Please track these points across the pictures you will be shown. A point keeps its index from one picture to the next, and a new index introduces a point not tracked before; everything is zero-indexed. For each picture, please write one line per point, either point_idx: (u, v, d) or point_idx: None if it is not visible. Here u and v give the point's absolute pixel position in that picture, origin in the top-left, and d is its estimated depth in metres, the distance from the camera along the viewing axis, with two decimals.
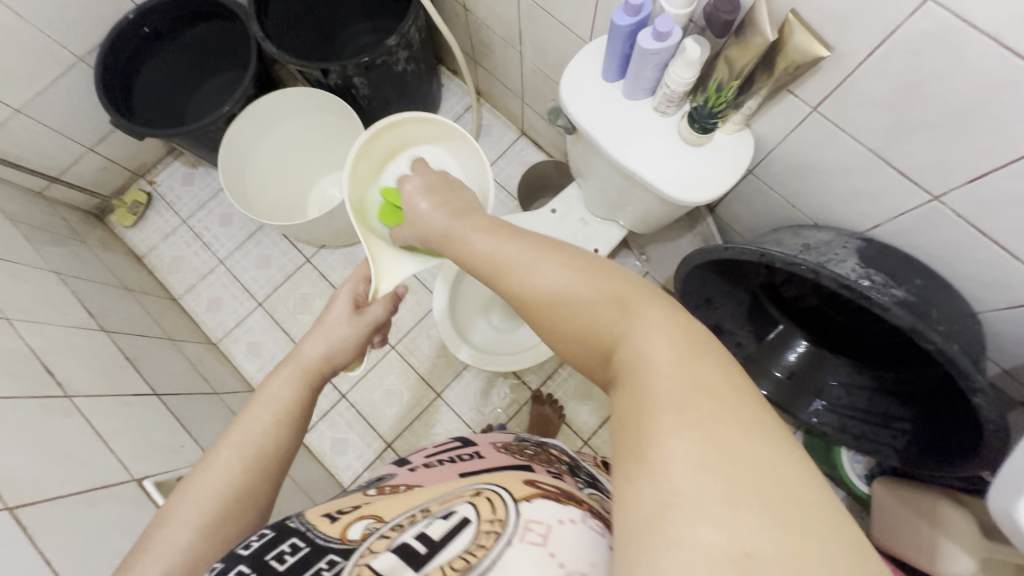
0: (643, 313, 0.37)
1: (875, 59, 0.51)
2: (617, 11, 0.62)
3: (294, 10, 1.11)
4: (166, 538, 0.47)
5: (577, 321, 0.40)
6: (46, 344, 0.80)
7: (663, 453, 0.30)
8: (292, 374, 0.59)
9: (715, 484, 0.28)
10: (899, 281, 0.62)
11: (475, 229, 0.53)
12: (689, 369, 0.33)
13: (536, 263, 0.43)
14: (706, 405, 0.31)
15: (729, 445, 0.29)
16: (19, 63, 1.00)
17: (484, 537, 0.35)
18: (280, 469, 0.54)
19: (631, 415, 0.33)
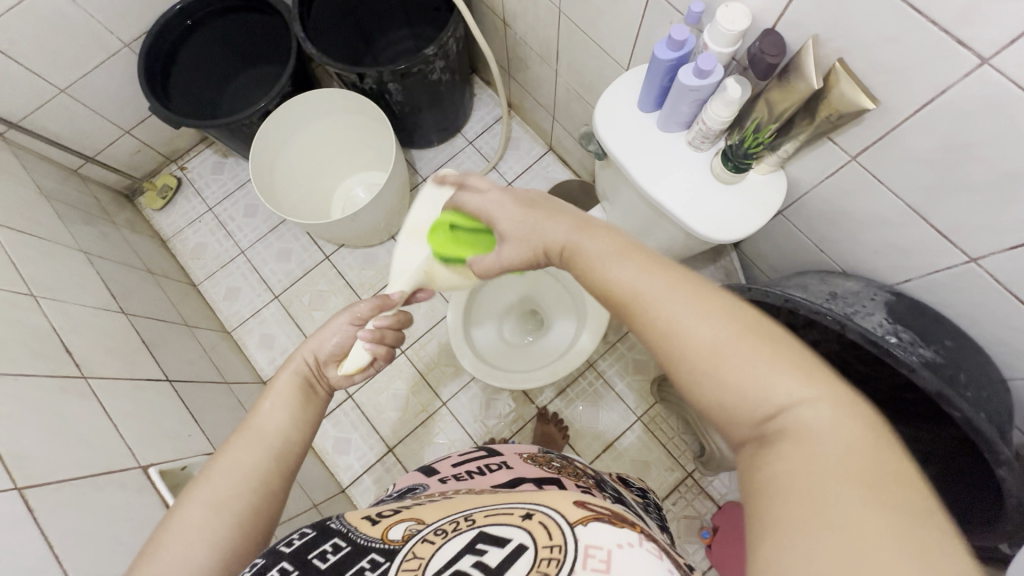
0: (797, 371, 0.34)
1: (922, 116, 0.50)
2: (659, 44, 0.61)
3: (336, 12, 1.13)
4: (181, 519, 0.45)
5: (733, 372, 0.35)
6: (67, 323, 0.81)
7: (837, 509, 0.28)
8: (293, 370, 0.59)
9: (890, 553, 0.26)
10: (928, 340, 0.60)
11: (602, 245, 0.45)
12: (865, 445, 0.31)
13: (693, 302, 0.38)
14: (890, 485, 0.29)
15: (909, 523, 0.27)
16: (68, 46, 1.03)
17: (544, 564, 0.34)
18: (291, 454, 0.53)
19: (789, 471, 0.31)
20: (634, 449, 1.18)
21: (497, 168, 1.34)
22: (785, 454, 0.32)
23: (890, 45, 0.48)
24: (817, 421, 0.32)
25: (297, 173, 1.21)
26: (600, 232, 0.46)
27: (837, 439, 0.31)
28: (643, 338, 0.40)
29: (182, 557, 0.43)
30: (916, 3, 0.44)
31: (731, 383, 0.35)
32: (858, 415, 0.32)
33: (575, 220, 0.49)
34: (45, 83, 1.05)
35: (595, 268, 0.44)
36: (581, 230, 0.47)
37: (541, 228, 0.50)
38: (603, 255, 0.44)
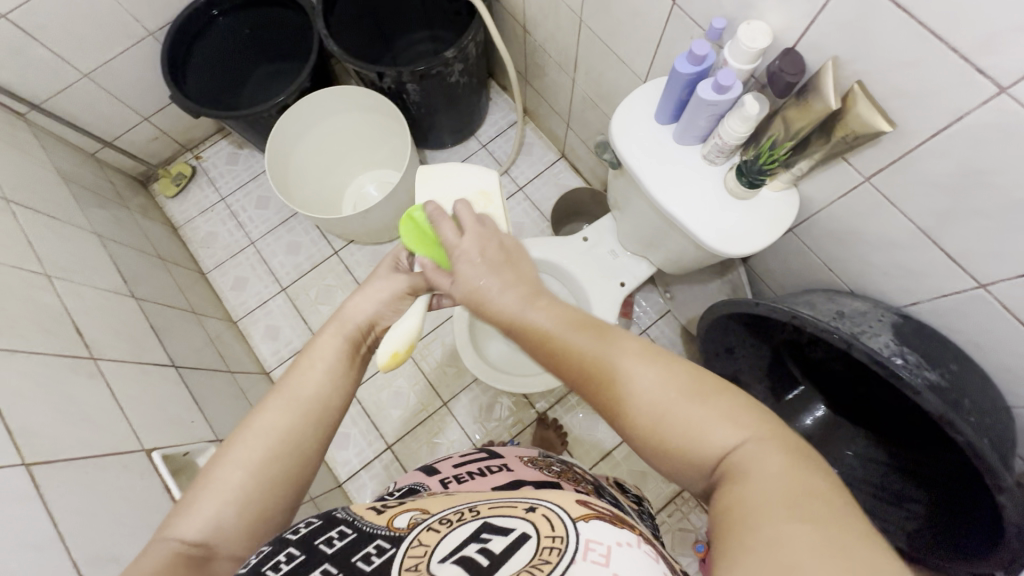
0: (731, 418, 0.38)
1: (938, 141, 0.51)
2: (680, 59, 0.62)
3: (358, 12, 1.14)
4: (217, 477, 0.47)
5: (676, 427, 0.39)
6: (79, 305, 0.82)
7: (770, 526, 0.31)
8: (339, 329, 0.56)
9: (821, 561, 0.29)
10: (933, 363, 0.61)
11: (554, 312, 0.48)
12: (794, 469, 0.35)
13: (641, 365, 0.42)
14: (813, 502, 0.32)
15: (836, 536, 0.30)
16: (94, 32, 1.04)
17: (546, 552, 0.34)
18: (329, 420, 0.52)
19: (732, 503, 0.34)
20: (632, 459, 1.18)
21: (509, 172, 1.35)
22: (731, 490, 0.35)
23: (909, 69, 0.48)
24: (753, 457, 0.36)
25: (311, 167, 1.22)
26: (551, 305, 0.49)
27: (770, 470, 0.35)
28: (603, 411, 0.44)
29: (213, 517, 0.45)
30: (938, 30, 0.44)
31: (676, 438, 0.39)
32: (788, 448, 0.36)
33: (527, 287, 0.51)
34: (68, 67, 1.07)
35: (520, 318, 0.49)
36: (533, 302, 0.49)
37: (488, 291, 0.51)
38: (550, 326, 0.47)
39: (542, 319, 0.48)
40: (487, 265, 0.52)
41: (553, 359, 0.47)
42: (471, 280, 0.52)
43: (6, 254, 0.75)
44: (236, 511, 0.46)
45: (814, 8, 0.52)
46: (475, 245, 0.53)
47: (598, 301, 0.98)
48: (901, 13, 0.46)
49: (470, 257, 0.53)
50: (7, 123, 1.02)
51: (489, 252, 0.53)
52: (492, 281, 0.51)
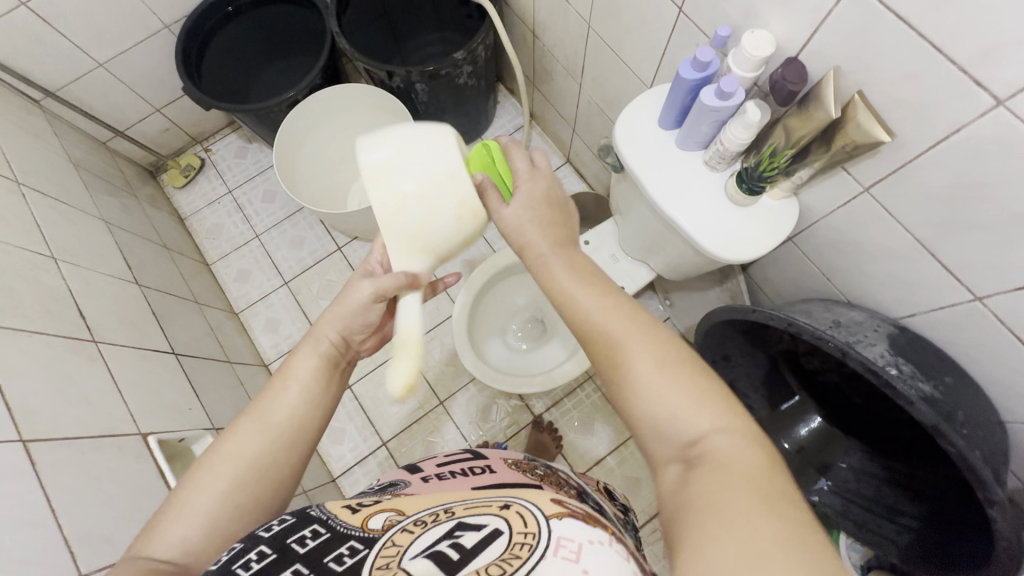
0: (716, 404, 0.41)
1: (935, 152, 0.51)
2: (684, 65, 0.63)
3: (370, 12, 1.16)
4: (185, 502, 0.48)
5: (664, 407, 0.42)
6: (84, 289, 0.83)
7: (739, 512, 0.33)
8: (313, 351, 0.59)
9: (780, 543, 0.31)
10: (928, 376, 0.61)
11: (580, 274, 0.54)
12: (763, 464, 0.37)
13: (643, 345, 0.46)
14: (779, 494, 0.34)
15: (796, 525, 0.32)
16: (111, 22, 1.06)
17: (516, 548, 0.35)
18: (298, 440, 0.54)
19: (703, 487, 0.36)
20: (626, 465, 1.17)
21: None
22: (702, 473, 0.37)
23: (909, 80, 0.49)
24: (727, 443, 0.38)
25: (320, 163, 1.24)
26: (574, 258, 0.56)
27: (741, 458, 0.37)
28: (601, 371, 0.48)
29: (180, 541, 0.46)
30: (938, 41, 0.45)
31: (660, 412, 0.43)
32: (762, 447, 0.39)
33: (558, 239, 0.58)
34: (83, 56, 1.08)
35: (545, 260, 0.56)
36: (561, 249, 0.57)
37: (528, 230, 0.57)
38: (571, 284, 0.53)
39: (564, 275, 0.54)
40: (529, 214, 0.58)
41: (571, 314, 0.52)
42: (517, 223, 0.58)
43: (14, 235, 0.76)
44: (203, 530, 0.47)
45: (817, 18, 0.53)
46: (527, 187, 0.58)
47: None
48: (902, 24, 0.46)
49: (519, 213, 0.58)
50: (22, 109, 1.04)
51: (534, 206, 0.58)
52: (536, 232, 0.57)
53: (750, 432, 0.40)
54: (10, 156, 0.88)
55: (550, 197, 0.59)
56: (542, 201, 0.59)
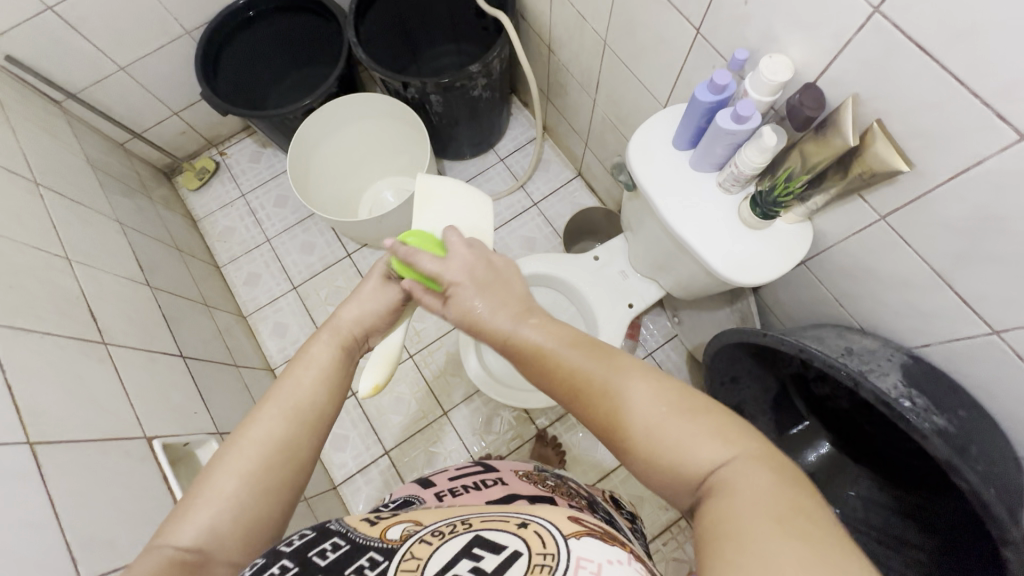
0: (721, 434, 0.41)
1: (955, 184, 0.50)
2: (700, 87, 0.63)
3: (388, 20, 1.17)
4: (213, 485, 0.47)
5: (668, 444, 0.42)
6: (96, 290, 0.84)
7: (758, 544, 0.33)
8: (330, 337, 0.59)
9: (805, 574, 0.31)
10: (942, 409, 0.59)
11: (554, 334, 0.50)
12: (779, 485, 0.37)
13: (638, 392, 0.44)
14: (796, 517, 0.34)
15: (817, 552, 0.32)
16: (134, 27, 1.08)
17: (538, 570, 0.35)
18: (322, 426, 0.54)
19: (719, 519, 0.36)
20: (629, 483, 1.16)
21: (526, 187, 1.37)
22: (714, 506, 0.37)
23: (930, 111, 0.48)
24: (738, 473, 0.38)
25: (333, 171, 1.25)
26: (544, 325, 0.51)
27: (752, 485, 0.37)
28: (597, 431, 0.46)
29: (210, 526, 0.46)
30: (960, 74, 0.45)
31: (666, 459, 0.42)
32: (769, 463, 0.38)
33: (519, 306, 0.53)
34: (105, 59, 1.10)
35: (511, 334, 0.51)
36: (523, 320, 0.52)
37: (482, 313, 0.52)
38: (547, 346, 0.49)
39: (539, 337, 0.50)
40: (474, 287, 0.53)
41: (553, 379, 0.49)
42: (466, 305, 0.53)
43: (30, 235, 0.77)
44: (231, 518, 0.46)
45: (837, 45, 0.52)
46: (463, 270, 0.54)
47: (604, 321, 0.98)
48: (924, 55, 0.46)
49: (460, 280, 0.54)
50: (43, 110, 1.06)
51: (476, 272, 0.54)
52: (484, 303, 0.52)
53: (757, 453, 0.39)
54: (30, 156, 0.89)
55: (488, 262, 0.55)
56: (484, 260, 0.55)
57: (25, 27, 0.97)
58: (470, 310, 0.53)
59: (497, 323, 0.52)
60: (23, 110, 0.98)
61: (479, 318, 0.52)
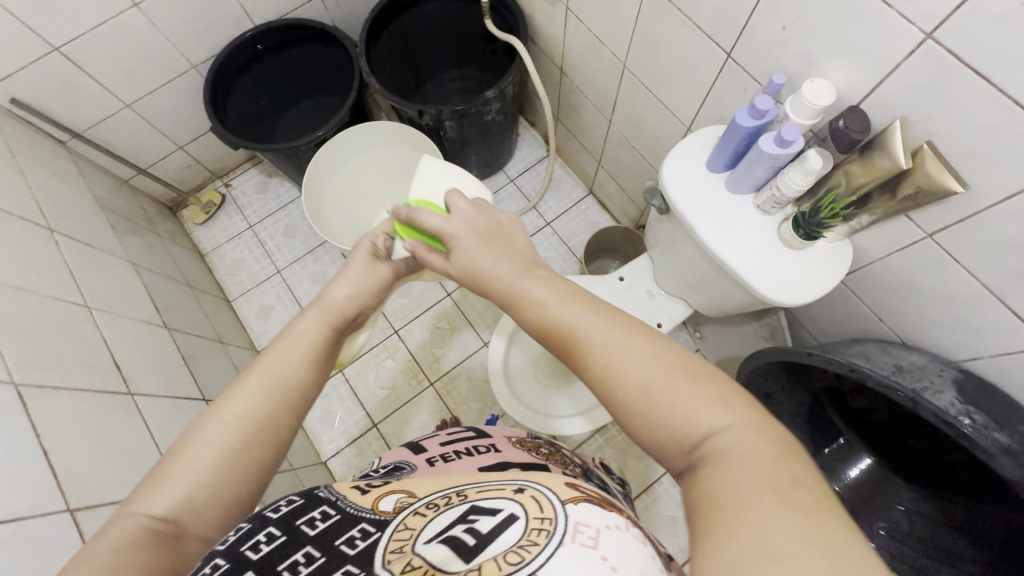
0: (719, 399, 0.38)
1: (1011, 203, 0.51)
2: (739, 112, 0.63)
3: (396, 50, 1.18)
4: (189, 456, 0.45)
5: (664, 404, 0.39)
6: (118, 337, 0.81)
7: (753, 511, 0.31)
8: (319, 313, 0.57)
9: (800, 546, 0.28)
10: (1002, 425, 0.59)
11: (551, 290, 0.48)
12: (777, 458, 0.34)
13: (635, 351, 0.41)
14: (797, 492, 0.32)
15: (816, 524, 0.30)
16: (140, 63, 1.06)
17: (534, 534, 0.33)
18: (304, 404, 0.52)
19: (717, 490, 0.34)
20: (661, 503, 1.14)
21: (538, 207, 1.36)
22: (709, 476, 0.35)
23: (987, 133, 0.49)
24: (737, 441, 0.35)
25: (344, 199, 1.23)
26: (543, 277, 0.50)
27: (752, 455, 0.34)
28: (590, 381, 0.43)
29: (185, 497, 0.43)
30: (1019, 97, 0.45)
31: (661, 419, 0.39)
32: (771, 436, 0.36)
33: (522, 260, 0.52)
34: (110, 97, 1.08)
35: (513, 286, 0.49)
36: (525, 274, 0.50)
37: (482, 263, 0.52)
38: (547, 296, 0.47)
39: (538, 291, 0.48)
40: (479, 239, 0.53)
41: (552, 331, 0.46)
42: (470, 255, 0.53)
43: (50, 286, 0.74)
44: (207, 492, 0.44)
45: (883, 70, 0.53)
46: (466, 225, 0.54)
47: None
48: (980, 79, 0.47)
49: (462, 235, 0.54)
50: (49, 151, 1.03)
51: (478, 227, 0.54)
52: (490, 257, 0.52)
53: (761, 423, 0.37)
54: (42, 202, 0.87)
55: (490, 225, 0.55)
56: (484, 216, 0.56)
57: (30, 69, 0.95)
58: (475, 262, 0.52)
59: (506, 277, 0.50)
60: (30, 153, 0.96)
61: (484, 271, 0.51)
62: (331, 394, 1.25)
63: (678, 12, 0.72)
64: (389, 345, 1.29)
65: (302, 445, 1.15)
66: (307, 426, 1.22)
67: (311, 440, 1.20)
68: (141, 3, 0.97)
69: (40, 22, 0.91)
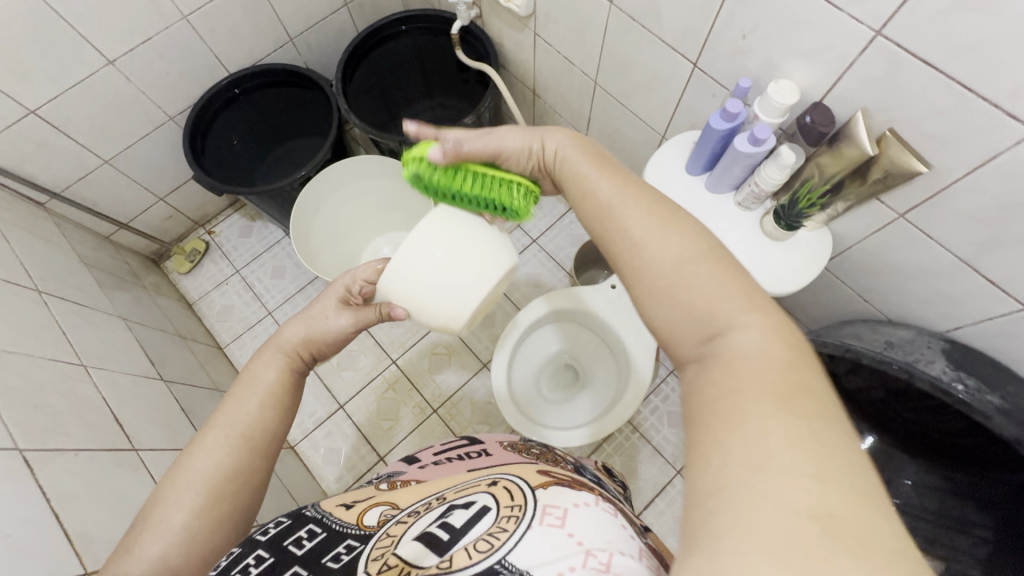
0: (741, 295, 0.34)
1: (973, 178, 0.54)
2: (713, 115, 0.67)
3: (371, 85, 1.21)
4: (158, 519, 0.45)
5: (687, 292, 0.35)
6: (116, 394, 0.79)
7: (748, 414, 0.28)
8: (274, 357, 0.56)
9: (794, 450, 0.26)
10: (994, 387, 0.62)
11: (599, 168, 0.46)
12: (789, 365, 0.30)
13: (663, 232, 0.38)
14: (801, 397, 0.28)
15: (815, 428, 0.27)
16: (118, 120, 1.07)
17: (503, 520, 0.32)
18: (271, 451, 0.51)
19: (712, 393, 0.31)
20: (676, 505, 1.14)
21: (523, 225, 1.39)
22: (713, 373, 0.32)
23: (942, 117, 0.53)
24: (750, 339, 0.31)
25: (332, 234, 1.23)
26: (586, 168, 0.46)
27: (763, 356, 0.30)
28: (616, 264, 0.40)
29: (159, 558, 0.43)
30: (967, 82, 0.49)
31: (682, 299, 0.35)
32: (791, 339, 0.32)
33: (567, 153, 0.49)
34: (90, 156, 1.08)
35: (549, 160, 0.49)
36: (566, 158, 0.48)
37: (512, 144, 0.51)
38: (588, 175, 0.45)
39: (571, 168, 0.46)
40: (525, 132, 0.51)
41: (589, 206, 0.43)
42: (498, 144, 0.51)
43: (46, 348, 0.73)
44: (183, 550, 0.44)
45: (840, 67, 0.57)
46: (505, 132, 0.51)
47: (633, 348, 0.99)
48: (929, 68, 0.51)
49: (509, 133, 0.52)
50: (29, 214, 1.02)
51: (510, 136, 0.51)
52: (552, 139, 0.50)
53: (782, 327, 0.33)
54: (28, 264, 0.86)
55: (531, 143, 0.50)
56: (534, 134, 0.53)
57: (8, 134, 0.95)
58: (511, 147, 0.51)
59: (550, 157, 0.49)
60: (13, 218, 0.95)
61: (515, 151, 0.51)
62: (333, 431, 1.23)
63: (643, 28, 0.76)
64: (388, 376, 1.28)
65: (310, 487, 1.13)
66: (312, 467, 1.19)
67: (318, 481, 1.18)
68: (116, 60, 0.99)
69: (15, 87, 0.91)
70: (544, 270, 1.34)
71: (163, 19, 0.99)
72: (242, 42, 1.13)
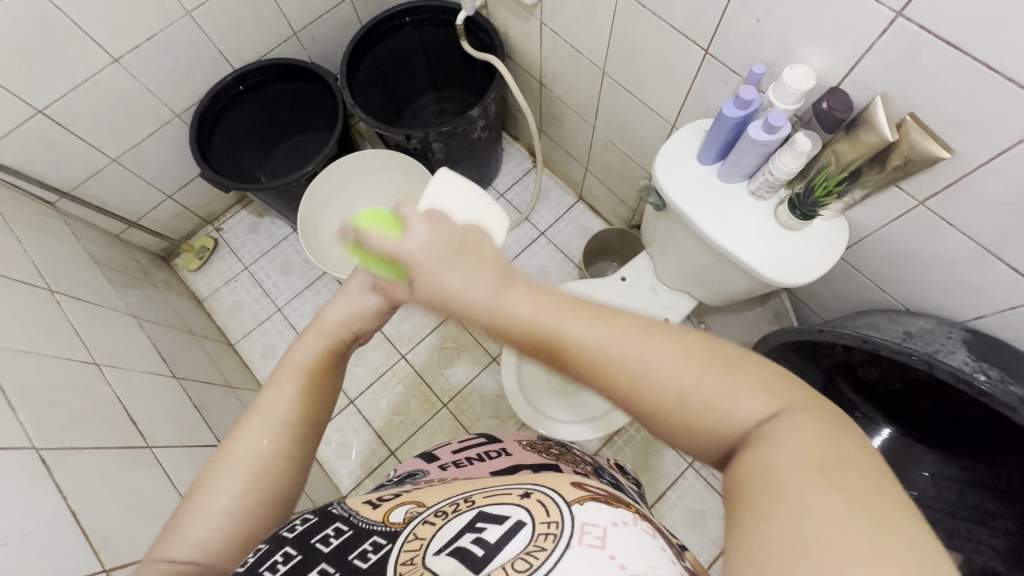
0: (761, 387, 0.35)
1: (997, 163, 0.53)
2: (726, 103, 0.65)
3: (376, 79, 1.20)
4: (203, 501, 0.45)
5: (701, 400, 0.35)
6: (130, 392, 0.80)
7: (797, 496, 0.29)
8: (313, 337, 0.53)
9: (847, 526, 0.27)
10: (1019, 377, 0.61)
11: (552, 302, 0.40)
12: (829, 438, 0.32)
13: (648, 347, 0.37)
14: (843, 470, 0.30)
15: (862, 502, 0.28)
16: (125, 118, 1.07)
17: (541, 538, 0.31)
18: (311, 434, 0.50)
19: (753, 473, 0.32)
20: (688, 498, 1.13)
21: (530, 218, 1.38)
22: (751, 457, 0.33)
23: (966, 100, 0.51)
24: (784, 427, 0.33)
25: (341, 230, 1.23)
26: (528, 287, 0.41)
27: (800, 441, 0.32)
28: (605, 390, 0.38)
29: (200, 543, 0.43)
30: (993, 63, 0.47)
31: (702, 416, 0.35)
32: (821, 415, 0.33)
33: (498, 271, 0.43)
34: (98, 154, 1.08)
35: (488, 304, 0.41)
36: (502, 284, 0.42)
37: (449, 282, 0.43)
38: (540, 315, 0.39)
39: (525, 306, 0.40)
40: (442, 256, 0.44)
41: (555, 355, 0.39)
42: (436, 277, 0.44)
43: (58, 347, 0.74)
44: (224, 535, 0.44)
45: (859, 50, 0.55)
46: (428, 247, 0.45)
47: None
48: (953, 50, 0.49)
49: (425, 261, 0.45)
50: (40, 213, 1.02)
51: (440, 247, 0.45)
52: (458, 276, 0.43)
53: (806, 405, 0.34)
54: (40, 264, 0.86)
55: (459, 239, 0.46)
56: (445, 227, 0.47)
57: (17, 134, 0.95)
58: (453, 287, 0.43)
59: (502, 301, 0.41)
60: (25, 218, 0.96)
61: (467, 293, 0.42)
62: (344, 426, 1.23)
63: (653, 15, 0.74)
64: (397, 371, 1.28)
65: (322, 482, 1.14)
66: (323, 461, 1.20)
67: (329, 475, 1.19)
68: (121, 57, 0.98)
69: (22, 86, 0.91)
70: (552, 262, 1.33)
71: (166, 15, 0.98)
72: (246, 38, 1.12)
